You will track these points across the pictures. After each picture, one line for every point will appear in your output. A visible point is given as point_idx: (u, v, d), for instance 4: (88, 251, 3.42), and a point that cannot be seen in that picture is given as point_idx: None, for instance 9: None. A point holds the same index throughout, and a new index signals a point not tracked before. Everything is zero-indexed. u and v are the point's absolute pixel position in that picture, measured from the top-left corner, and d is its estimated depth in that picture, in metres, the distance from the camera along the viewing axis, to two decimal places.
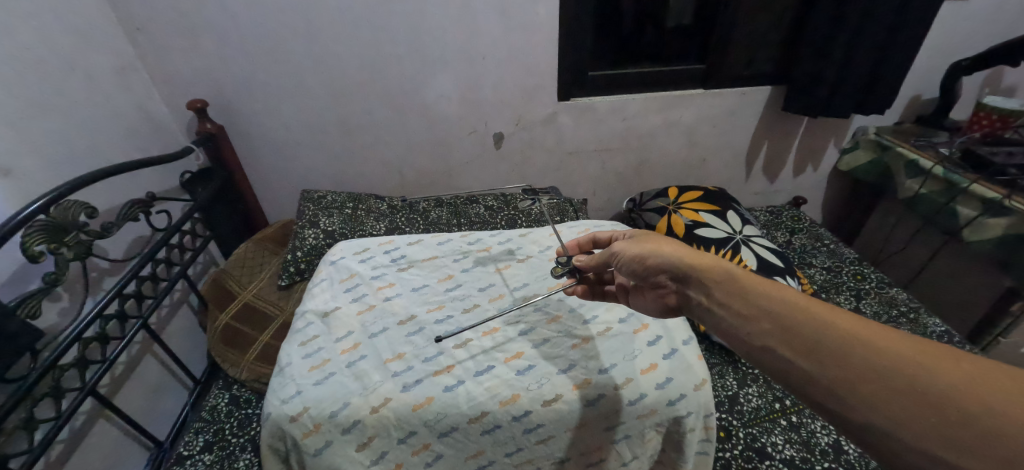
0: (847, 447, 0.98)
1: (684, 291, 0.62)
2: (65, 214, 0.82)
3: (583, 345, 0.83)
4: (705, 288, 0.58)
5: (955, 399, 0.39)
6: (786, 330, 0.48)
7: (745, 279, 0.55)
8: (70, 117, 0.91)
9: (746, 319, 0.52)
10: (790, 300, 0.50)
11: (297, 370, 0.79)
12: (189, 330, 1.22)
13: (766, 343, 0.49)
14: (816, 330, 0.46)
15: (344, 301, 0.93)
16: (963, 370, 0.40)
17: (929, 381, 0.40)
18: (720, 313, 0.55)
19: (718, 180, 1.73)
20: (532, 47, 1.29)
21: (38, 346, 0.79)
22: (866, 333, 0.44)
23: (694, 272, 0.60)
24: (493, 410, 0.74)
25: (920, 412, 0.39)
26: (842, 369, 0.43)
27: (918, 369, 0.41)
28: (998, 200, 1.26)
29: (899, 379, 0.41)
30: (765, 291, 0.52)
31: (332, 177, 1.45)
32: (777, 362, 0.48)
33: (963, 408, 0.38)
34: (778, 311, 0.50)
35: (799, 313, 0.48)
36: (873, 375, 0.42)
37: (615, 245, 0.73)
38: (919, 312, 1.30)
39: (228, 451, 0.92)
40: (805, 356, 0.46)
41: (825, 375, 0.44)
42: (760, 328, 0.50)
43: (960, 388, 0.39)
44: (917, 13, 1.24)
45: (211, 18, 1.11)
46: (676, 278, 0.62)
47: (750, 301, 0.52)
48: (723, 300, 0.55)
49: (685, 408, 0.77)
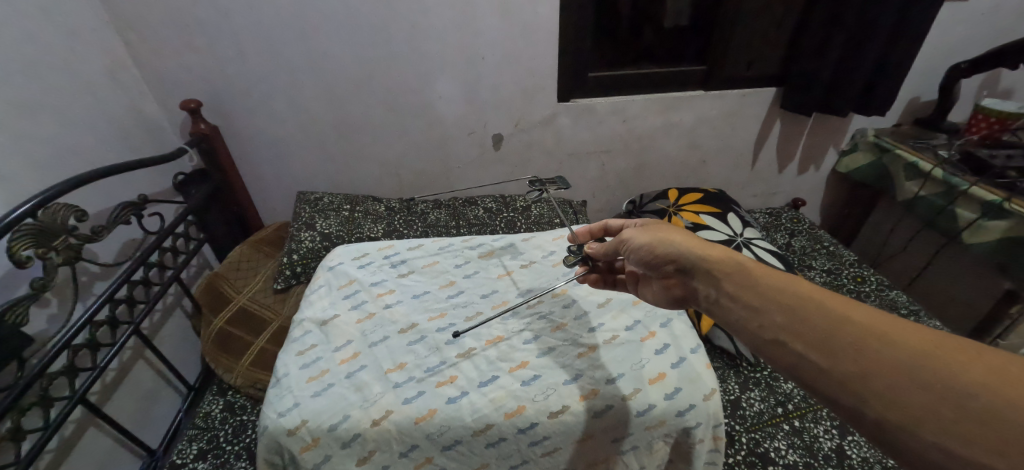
0: (851, 451, 0.97)
1: (690, 282, 0.61)
2: (53, 217, 0.79)
3: (589, 353, 0.82)
4: (713, 282, 0.57)
5: (975, 394, 0.36)
6: (798, 323, 0.47)
7: (757, 271, 0.53)
8: (58, 117, 0.88)
9: (757, 312, 0.50)
10: (805, 293, 0.48)
11: (295, 381, 0.77)
12: (182, 336, 1.19)
13: (777, 337, 0.48)
14: (830, 325, 0.45)
15: (343, 308, 0.91)
16: (982, 363, 0.38)
17: (947, 375, 0.38)
18: (728, 305, 0.54)
19: (718, 181, 1.72)
20: (533, 48, 1.28)
21: (25, 354, 0.77)
22: (882, 327, 0.42)
23: (703, 264, 0.59)
24: (498, 423, 0.72)
25: (935, 406, 0.37)
26: (856, 364, 0.41)
27: (937, 363, 0.39)
28: (998, 203, 1.25)
29: (915, 373, 0.39)
30: (776, 283, 0.51)
31: (329, 179, 1.43)
32: (790, 356, 0.46)
33: (983, 404, 0.36)
34: (792, 303, 0.48)
35: (814, 307, 0.47)
36: (889, 369, 0.40)
37: (625, 232, 0.74)
38: (919, 314, 1.30)
39: (222, 459, 0.90)
40: (817, 349, 0.44)
41: (838, 369, 0.42)
42: (772, 321, 0.49)
43: (981, 382, 0.37)
44: (918, 15, 1.23)
45: (205, 16, 1.08)
46: (684, 270, 0.62)
47: (761, 295, 0.51)
48: (732, 292, 0.54)
49: (694, 419, 0.75)
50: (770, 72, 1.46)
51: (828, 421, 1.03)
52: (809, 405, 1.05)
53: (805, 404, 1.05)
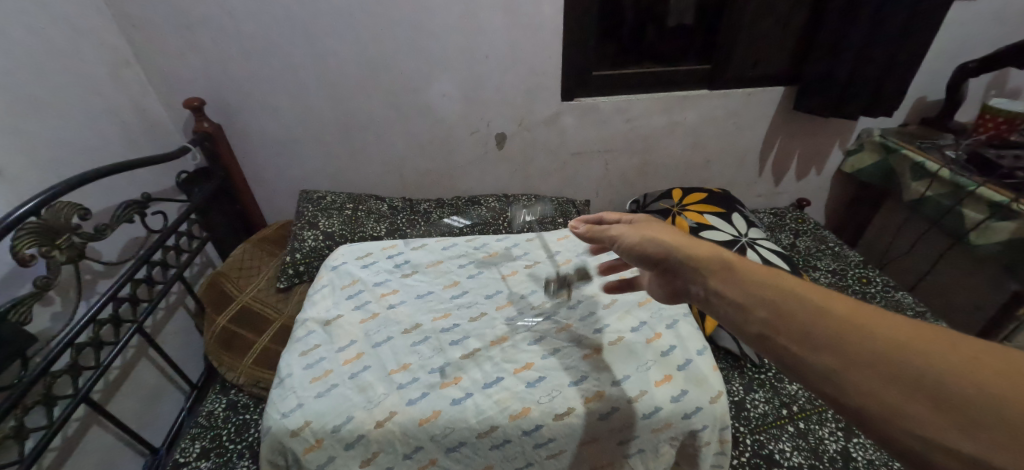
0: (857, 454, 0.96)
1: (677, 282, 0.59)
2: (57, 216, 0.79)
3: (594, 355, 0.81)
4: (700, 279, 0.55)
5: (952, 384, 0.36)
6: (781, 316, 0.46)
7: (742, 269, 0.52)
8: (62, 116, 0.88)
9: (741, 307, 0.49)
10: (788, 288, 0.47)
11: (298, 382, 0.77)
12: (185, 334, 1.19)
13: (761, 332, 0.46)
14: (813, 319, 0.44)
15: (346, 308, 0.91)
16: (960, 353, 0.37)
17: (925, 366, 0.37)
18: (714, 301, 0.53)
19: (723, 181, 1.71)
20: (537, 47, 1.27)
21: (29, 352, 0.77)
22: (861, 320, 0.42)
23: (690, 263, 0.57)
24: (503, 425, 0.72)
25: (915, 398, 0.37)
26: (837, 357, 0.41)
27: (914, 355, 0.38)
28: (1005, 203, 1.23)
29: (893, 363, 0.38)
30: (761, 279, 0.50)
31: (331, 178, 1.42)
32: (773, 350, 0.45)
33: (960, 393, 0.35)
34: (775, 299, 0.47)
35: (796, 302, 0.46)
36: (869, 361, 0.39)
37: (615, 229, 0.69)
38: (926, 315, 1.29)
39: (226, 458, 0.90)
40: (800, 343, 0.43)
41: (820, 362, 0.41)
42: (755, 316, 0.48)
43: (959, 373, 0.36)
44: (928, 13, 1.21)
45: (208, 14, 1.08)
46: (670, 270, 0.60)
47: (747, 292, 0.50)
48: (718, 289, 0.52)
49: (701, 422, 0.75)
50: (775, 71, 1.45)
51: (833, 422, 1.02)
52: (815, 406, 1.04)
53: (810, 406, 1.04)
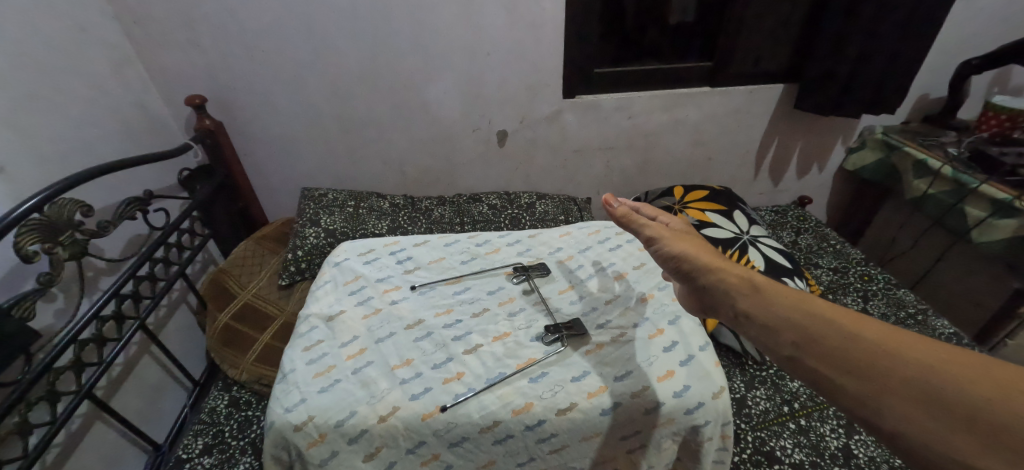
0: (858, 450, 0.96)
1: (707, 298, 0.63)
2: (59, 213, 0.79)
3: (596, 351, 0.82)
4: (730, 299, 0.59)
5: (983, 407, 0.37)
6: (810, 340, 0.48)
7: (769, 291, 0.55)
8: (64, 113, 0.88)
9: (771, 330, 0.52)
10: (817, 311, 0.50)
11: (302, 377, 0.77)
12: (187, 331, 1.20)
13: (792, 355, 0.49)
14: (843, 342, 0.46)
15: (349, 304, 0.91)
16: (990, 377, 0.38)
17: (955, 390, 0.39)
18: (745, 322, 0.56)
19: (724, 178, 1.71)
20: (538, 43, 1.27)
21: (32, 349, 0.77)
22: (891, 344, 0.43)
23: (722, 284, 0.61)
24: (506, 420, 0.72)
25: (945, 420, 0.38)
26: (866, 380, 0.43)
27: (943, 378, 0.40)
28: (1009, 200, 1.24)
29: (923, 387, 0.40)
30: (789, 302, 0.52)
31: (333, 175, 1.42)
32: (805, 372, 0.47)
33: (992, 415, 0.37)
34: (805, 322, 0.49)
35: (824, 325, 0.48)
36: (900, 384, 0.41)
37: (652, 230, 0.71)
38: (927, 313, 1.29)
39: (228, 454, 0.90)
40: (830, 365, 0.45)
41: (851, 385, 0.43)
42: (784, 339, 0.50)
43: (991, 397, 0.37)
44: (930, 10, 1.21)
45: (209, 11, 1.08)
46: (700, 287, 0.64)
47: (774, 311, 0.53)
48: (748, 311, 0.56)
49: (703, 417, 0.75)
50: (777, 68, 1.44)
51: (835, 419, 1.02)
52: (816, 404, 1.04)
53: (812, 403, 1.04)
